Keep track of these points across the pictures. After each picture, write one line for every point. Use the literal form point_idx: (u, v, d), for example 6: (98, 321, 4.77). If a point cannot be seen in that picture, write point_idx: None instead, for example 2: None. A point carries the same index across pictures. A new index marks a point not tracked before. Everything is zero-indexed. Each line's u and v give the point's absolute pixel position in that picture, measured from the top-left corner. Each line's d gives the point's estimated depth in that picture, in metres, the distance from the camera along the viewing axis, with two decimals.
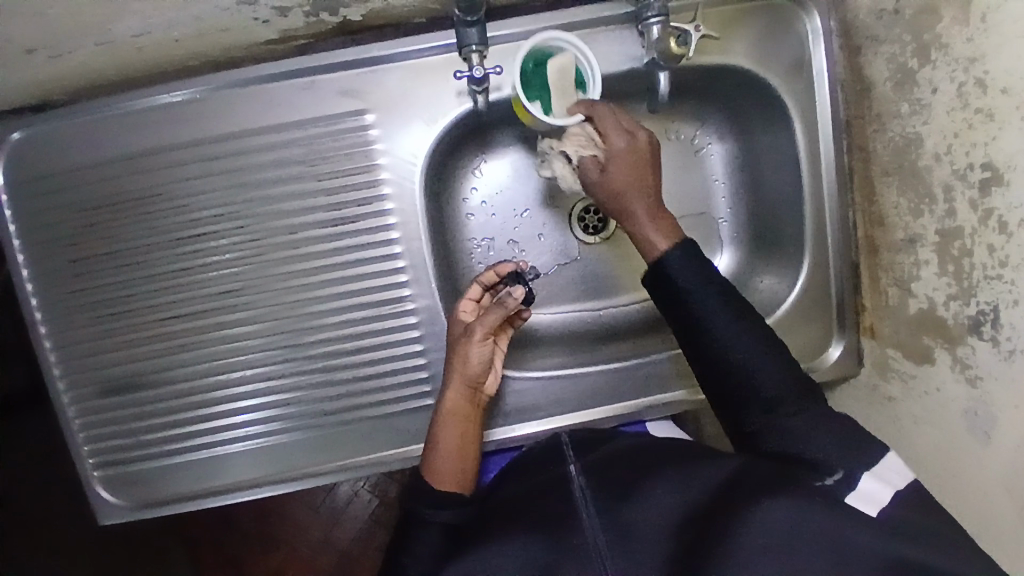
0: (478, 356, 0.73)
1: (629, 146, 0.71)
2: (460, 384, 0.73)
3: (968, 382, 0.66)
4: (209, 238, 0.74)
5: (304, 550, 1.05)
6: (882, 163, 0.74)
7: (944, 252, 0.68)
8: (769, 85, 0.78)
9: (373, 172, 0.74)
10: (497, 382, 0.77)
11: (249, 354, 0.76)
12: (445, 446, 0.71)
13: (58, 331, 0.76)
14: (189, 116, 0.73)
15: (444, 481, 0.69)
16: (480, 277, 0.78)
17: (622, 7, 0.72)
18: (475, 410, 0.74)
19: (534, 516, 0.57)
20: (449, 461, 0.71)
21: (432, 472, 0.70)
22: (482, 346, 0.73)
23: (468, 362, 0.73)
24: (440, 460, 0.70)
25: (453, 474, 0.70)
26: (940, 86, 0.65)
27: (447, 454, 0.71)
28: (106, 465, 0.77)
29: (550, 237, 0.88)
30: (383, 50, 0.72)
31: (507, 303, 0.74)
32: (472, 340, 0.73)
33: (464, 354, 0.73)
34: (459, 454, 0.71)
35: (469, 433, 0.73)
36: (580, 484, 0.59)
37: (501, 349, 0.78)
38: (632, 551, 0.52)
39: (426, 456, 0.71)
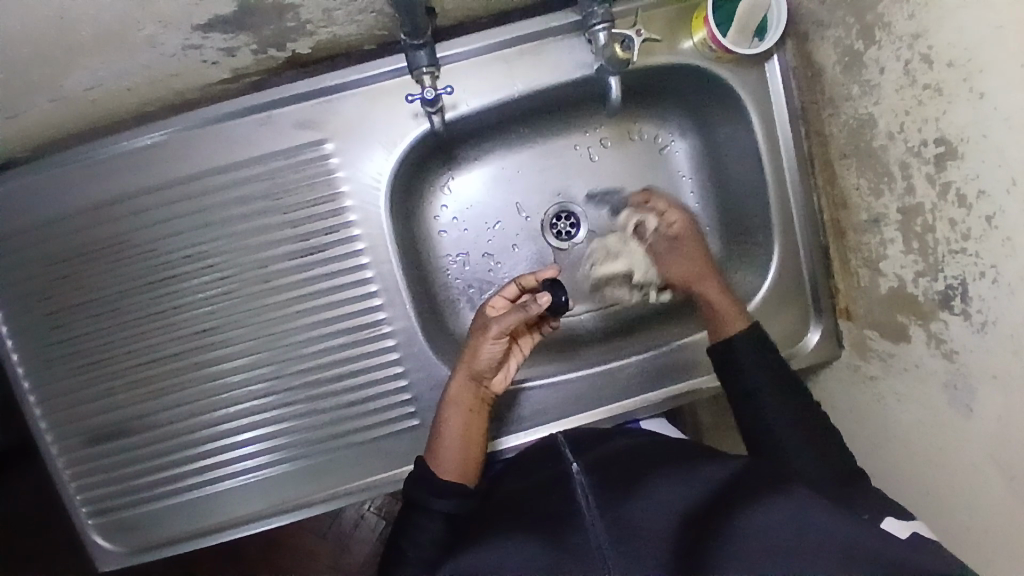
0: (489, 353, 0.72)
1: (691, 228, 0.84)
2: (468, 373, 0.73)
3: (944, 357, 0.66)
4: (183, 279, 0.75)
5: None
6: (840, 147, 0.74)
7: (907, 229, 0.68)
8: (723, 79, 0.78)
9: (338, 200, 0.75)
10: (506, 380, 0.76)
11: (234, 389, 0.77)
12: (450, 433, 0.71)
13: (41, 384, 0.77)
14: (153, 160, 0.74)
15: (443, 467, 0.69)
16: (519, 278, 0.76)
17: (569, 16, 0.73)
18: (480, 405, 0.74)
19: (527, 520, 0.57)
20: (451, 449, 0.70)
21: (434, 456, 0.70)
22: (496, 342, 0.72)
23: (481, 355, 0.72)
24: (442, 446, 0.71)
25: (454, 464, 0.70)
26: (887, 65, 0.65)
27: (449, 441, 0.71)
28: (100, 513, 0.78)
29: (524, 247, 0.88)
30: (335, 79, 0.73)
31: (529, 308, 0.70)
32: (486, 335, 0.72)
33: (476, 348, 0.72)
34: (463, 444, 0.71)
35: (473, 425, 0.72)
36: (582, 482, 0.59)
37: (519, 348, 0.77)
38: (633, 547, 0.52)
39: (431, 440, 0.72)
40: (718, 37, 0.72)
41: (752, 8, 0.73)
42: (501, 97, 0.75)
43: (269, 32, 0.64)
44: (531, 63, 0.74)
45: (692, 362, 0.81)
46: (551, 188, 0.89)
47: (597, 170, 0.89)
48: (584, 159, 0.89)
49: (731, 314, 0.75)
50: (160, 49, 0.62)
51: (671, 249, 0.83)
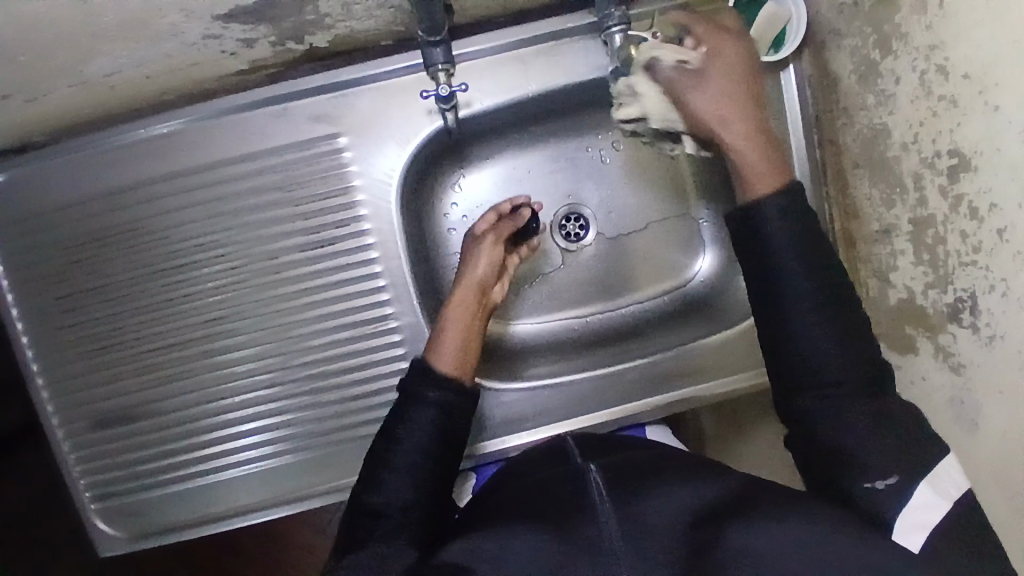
0: (486, 259, 0.76)
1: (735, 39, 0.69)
2: (470, 284, 0.75)
3: (952, 370, 0.66)
4: (192, 268, 0.76)
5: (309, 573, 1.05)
6: (853, 156, 0.74)
7: (918, 240, 0.68)
8: None
9: (349, 194, 0.75)
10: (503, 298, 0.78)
11: (240, 379, 0.77)
12: (452, 330, 0.72)
13: (49, 367, 0.77)
14: (168, 149, 0.74)
15: (446, 361, 0.69)
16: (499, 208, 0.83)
17: (584, 19, 0.73)
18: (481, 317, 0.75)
19: (537, 512, 0.56)
20: (452, 345, 0.71)
21: (437, 354, 0.70)
22: (494, 254, 0.76)
23: (479, 267, 0.75)
24: (443, 347, 0.71)
25: (456, 359, 0.70)
26: (902, 76, 0.65)
27: (451, 339, 0.71)
28: (103, 498, 0.78)
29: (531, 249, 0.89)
30: (351, 74, 0.73)
31: (518, 219, 0.80)
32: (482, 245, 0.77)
33: (472, 259, 0.76)
34: (463, 335, 0.72)
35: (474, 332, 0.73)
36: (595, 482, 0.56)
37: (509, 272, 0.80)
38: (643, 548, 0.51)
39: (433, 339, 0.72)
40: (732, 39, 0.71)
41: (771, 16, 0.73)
42: (514, 96, 0.75)
43: (288, 24, 0.65)
44: (545, 65, 0.75)
45: (696, 368, 0.81)
46: (561, 189, 0.89)
47: (607, 173, 0.89)
48: (598, 161, 0.89)
49: (761, 173, 0.65)
50: (181, 38, 0.62)
51: (695, 82, 0.68)
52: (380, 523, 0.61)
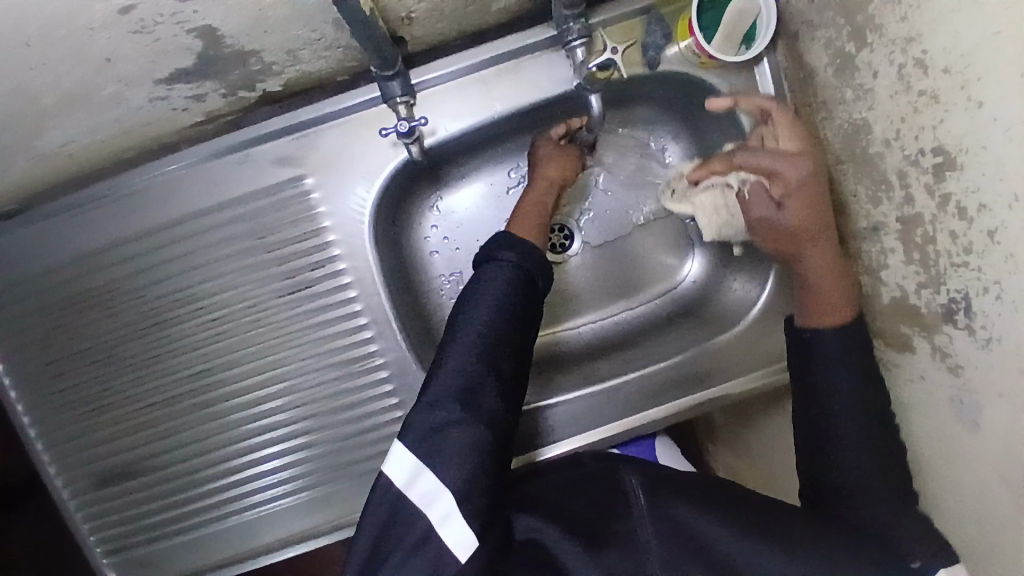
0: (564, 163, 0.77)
1: (811, 175, 0.67)
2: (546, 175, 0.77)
3: (949, 371, 0.64)
4: (174, 323, 0.75)
5: None
6: (836, 151, 0.71)
7: (908, 239, 0.65)
8: (711, 86, 0.74)
9: (321, 235, 0.74)
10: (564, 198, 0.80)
11: (234, 427, 0.77)
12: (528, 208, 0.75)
13: (47, 432, 0.78)
14: (135, 207, 0.73)
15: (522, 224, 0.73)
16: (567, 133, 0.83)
17: (545, 32, 0.70)
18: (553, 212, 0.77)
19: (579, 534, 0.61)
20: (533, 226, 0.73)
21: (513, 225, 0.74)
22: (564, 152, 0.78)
23: (553, 161, 0.77)
24: (523, 224, 0.73)
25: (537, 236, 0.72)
26: (880, 70, 0.62)
27: (530, 220, 0.74)
28: (115, 552, 0.80)
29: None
30: (311, 113, 0.72)
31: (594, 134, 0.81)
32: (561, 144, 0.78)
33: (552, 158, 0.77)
34: (538, 212, 0.74)
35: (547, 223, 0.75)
36: (638, 491, 0.64)
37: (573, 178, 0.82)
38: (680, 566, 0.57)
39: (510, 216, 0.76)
40: (702, 44, 0.67)
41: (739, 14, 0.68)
42: (480, 120, 0.73)
43: (235, 76, 0.63)
44: (509, 83, 0.72)
45: (691, 378, 0.79)
46: None
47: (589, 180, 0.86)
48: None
49: (837, 301, 0.68)
50: (127, 102, 0.61)
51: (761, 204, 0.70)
52: (440, 386, 0.61)
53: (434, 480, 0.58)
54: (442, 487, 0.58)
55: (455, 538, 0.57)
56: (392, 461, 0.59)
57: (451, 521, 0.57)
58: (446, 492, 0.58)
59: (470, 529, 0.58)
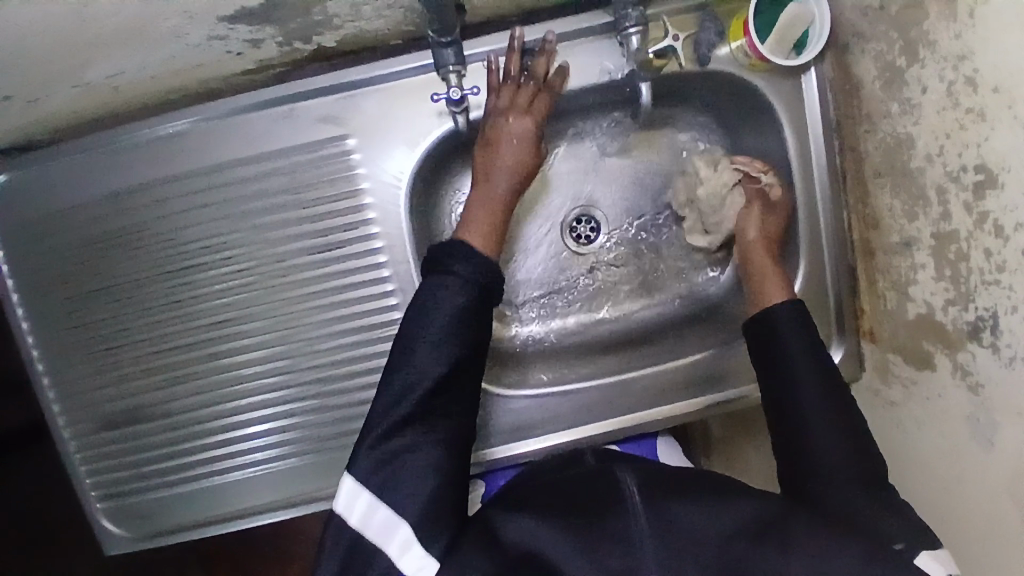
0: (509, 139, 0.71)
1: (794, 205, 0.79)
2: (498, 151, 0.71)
3: (969, 388, 0.65)
4: (197, 270, 0.75)
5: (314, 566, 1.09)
6: (874, 164, 0.71)
7: (940, 254, 0.66)
8: (756, 89, 0.75)
9: (357, 197, 0.74)
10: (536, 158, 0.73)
11: (246, 382, 0.76)
12: (486, 199, 0.71)
13: (56, 368, 0.77)
14: (172, 149, 0.73)
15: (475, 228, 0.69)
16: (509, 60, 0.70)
17: (602, 17, 0.70)
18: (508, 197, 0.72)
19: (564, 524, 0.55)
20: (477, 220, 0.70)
21: (468, 231, 0.69)
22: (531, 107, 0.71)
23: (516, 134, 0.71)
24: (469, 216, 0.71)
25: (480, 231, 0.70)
26: (929, 85, 0.63)
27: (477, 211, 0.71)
28: (110, 497, 0.79)
29: (533, 258, 0.87)
30: (359, 74, 0.72)
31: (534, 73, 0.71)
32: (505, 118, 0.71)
33: (497, 137, 0.71)
34: (488, 214, 0.71)
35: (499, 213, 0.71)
36: (635, 491, 0.57)
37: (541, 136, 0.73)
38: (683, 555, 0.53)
39: (462, 214, 0.72)
40: (756, 45, 0.68)
41: (793, 18, 0.69)
42: None
43: (295, 25, 0.63)
44: (558, 65, 0.72)
45: (706, 377, 0.80)
46: (575, 192, 0.87)
47: (621, 176, 0.87)
48: (592, 163, 0.87)
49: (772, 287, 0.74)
50: (185, 39, 0.61)
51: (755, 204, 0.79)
52: (387, 417, 0.61)
53: (391, 512, 0.59)
54: (400, 525, 0.59)
55: (414, 568, 0.57)
56: (347, 497, 0.60)
57: (411, 550, 0.58)
58: (403, 524, 0.59)
59: (431, 554, 0.58)
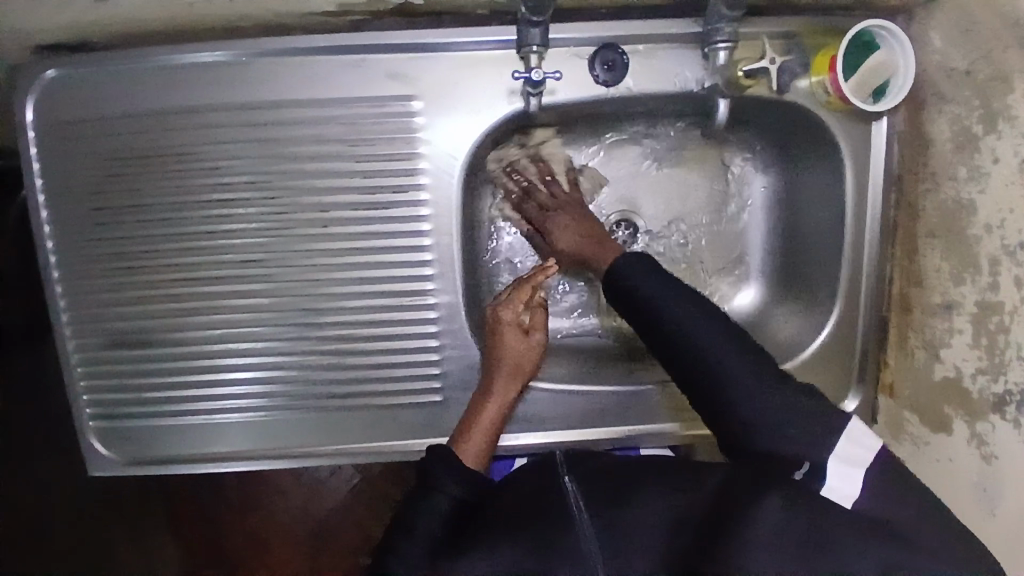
0: (511, 343, 0.73)
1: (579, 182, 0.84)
2: (502, 399, 0.72)
3: (983, 458, 0.65)
4: (234, 205, 0.73)
5: (278, 515, 1.10)
6: (929, 224, 0.72)
7: (980, 323, 0.66)
8: (826, 128, 0.75)
9: (412, 161, 0.72)
10: (536, 354, 0.74)
11: (263, 327, 0.75)
12: (482, 420, 0.71)
13: (72, 278, 0.75)
14: (231, 78, 0.70)
15: (470, 458, 0.70)
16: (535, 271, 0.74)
17: (692, 27, 0.70)
18: (509, 394, 0.73)
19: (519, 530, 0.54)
20: (474, 440, 0.70)
21: (463, 446, 0.70)
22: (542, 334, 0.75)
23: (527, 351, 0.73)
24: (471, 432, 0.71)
25: (476, 449, 0.70)
26: (1002, 157, 0.63)
27: (476, 432, 0.71)
28: (104, 418, 0.77)
29: None
30: (437, 36, 0.70)
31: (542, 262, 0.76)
32: (500, 339, 0.73)
33: (499, 349, 0.73)
34: (489, 435, 0.71)
35: (499, 406, 0.72)
36: (577, 495, 0.56)
37: (534, 344, 0.74)
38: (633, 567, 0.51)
39: (461, 426, 0.72)
40: (840, 82, 0.68)
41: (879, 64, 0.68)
42: (609, 93, 0.71)
43: None
44: (638, 65, 0.71)
45: None
46: (620, 194, 0.86)
47: (669, 187, 0.87)
48: (643, 169, 0.86)
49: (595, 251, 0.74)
50: None
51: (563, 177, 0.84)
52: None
53: None
54: None
55: None
56: None
57: None
58: None
59: None
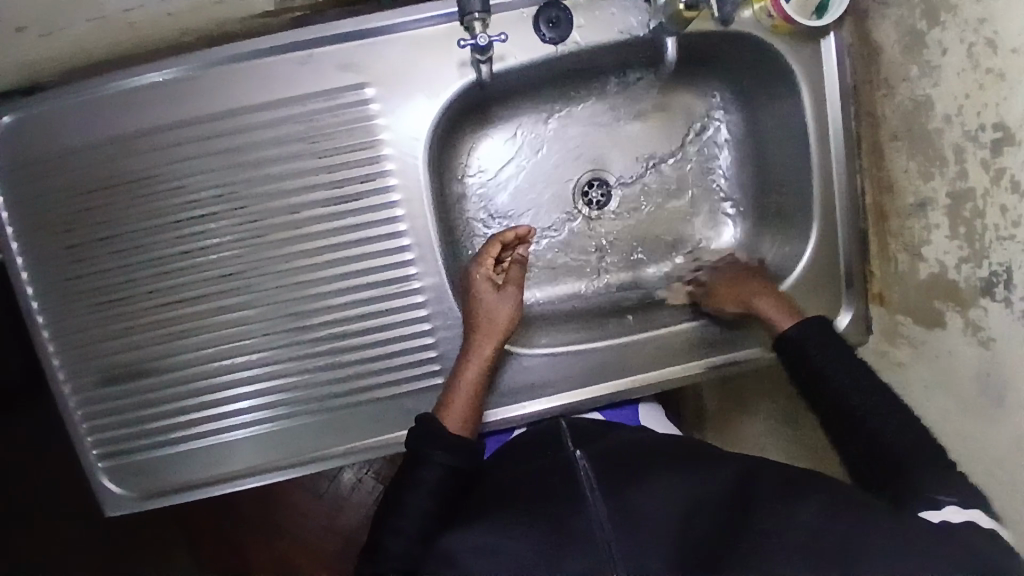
0: (486, 297, 0.74)
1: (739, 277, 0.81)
2: (481, 359, 0.72)
3: (980, 345, 0.65)
4: (207, 219, 0.73)
5: (301, 536, 1.09)
6: (892, 128, 0.73)
7: (955, 214, 0.66)
8: (775, 52, 0.75)
9: (376, 148, 0.73)
10: (511, 312, 0.74)
11: (255, 337, 0.75)
12: (463, 381, 0.72)
13: (57, 319, 0.74)
14: (184, 94, 0.71)
15: (454, 423, 0.70)
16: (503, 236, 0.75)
17: None
18: (490, 351, 0.72)
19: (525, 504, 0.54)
20: (457, 404, 0.71)
21: (446, 410, 0.71)
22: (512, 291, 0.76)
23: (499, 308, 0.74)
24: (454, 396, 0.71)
25: (459, 412, 0.71)
26: (950, 48, 0.63)
27: (459, 395, 0.71)
28: (111, 455, 0.76)
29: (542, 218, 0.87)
30: (380, 21, 0.70)
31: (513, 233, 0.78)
32: (475, 294, 0.75)
33: (473, 306, 0.74)
34: (472, 396, 0.71)
35: (479, 365, 0.72)
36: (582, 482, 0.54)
37: (508, 301, 0.75)
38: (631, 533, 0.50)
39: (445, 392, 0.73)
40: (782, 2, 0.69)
41: None
42: (556, 51, 0.72)
43: None
44: (583, 18, 0.72)
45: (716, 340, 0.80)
46: (586, 154, 0.87)
47: (634, 141, 0.88)
48: (604, 125, 0.87)
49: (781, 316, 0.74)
50: None
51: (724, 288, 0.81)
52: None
53: None
54: None
55: None
56: None
57: None
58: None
59: None
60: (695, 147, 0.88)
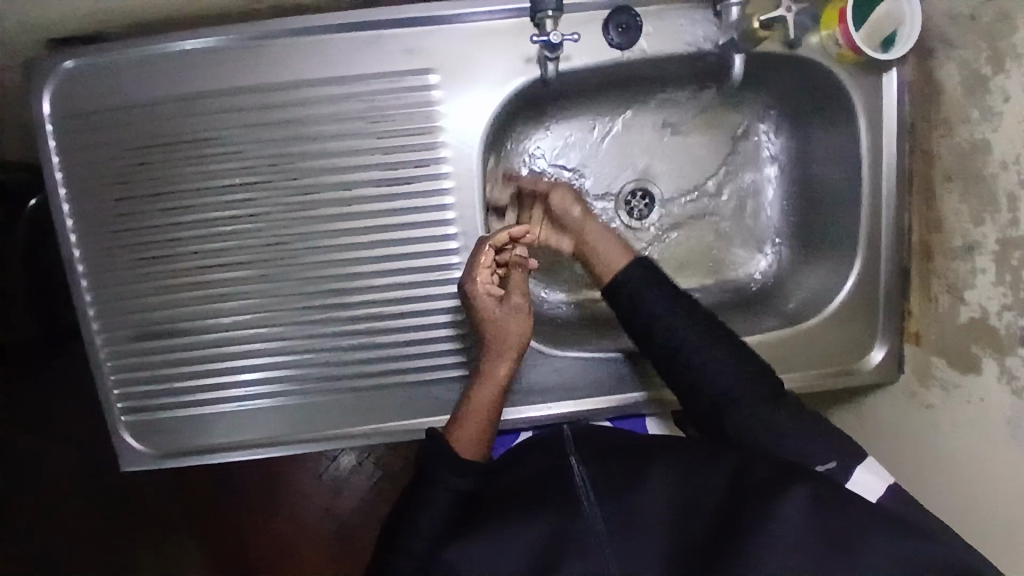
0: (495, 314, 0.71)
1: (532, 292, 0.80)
2: (497, 379, 0.71)
3: (1015, 393, 0.65)
4: (258, 187, 0.73)
5: (296, 513, 1.09)
6: (945, 168, 0.73)
7: (1002, 261, 0.66)
8: (836, 81, 0.76)
9: (433, 134, 0.73)
10: (520, 325, 0.72)
11: (291, 310, 0.75)
12: (478, 403, 0.71)
13: (97, 271, 0.75)
14: (249, 60, 0.71)
15: (468, 447, 0.69)
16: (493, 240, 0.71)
17: None
18: (504, 371, 0.72)
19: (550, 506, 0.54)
20: (470, 426, 0.70)
21: (459, 432, 0.70)
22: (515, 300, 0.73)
23: (509, 321, 0.71)
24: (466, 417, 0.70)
25: (472, 434, 0.69)
26: (1013, 94, 0.64)
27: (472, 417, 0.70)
28: (134, 411, 0.77)
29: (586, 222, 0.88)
30: (450, 8, 0.70)
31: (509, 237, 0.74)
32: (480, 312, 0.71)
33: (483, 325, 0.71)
34: (487, 416, 0.70)
35: (493, 386, 0.71)
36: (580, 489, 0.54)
37: (514, 314, 0.72)
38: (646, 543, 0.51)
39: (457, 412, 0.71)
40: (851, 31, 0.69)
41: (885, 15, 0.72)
42: (622, 57, 0.72)
43: None
44: (650, 27, 0.72)
45: None
46: (635, 163, 0.87)
47: (682, 154, 0.88)
48: (654, 135, 0.87)
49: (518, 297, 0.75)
50: None
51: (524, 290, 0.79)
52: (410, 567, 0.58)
53: None
54: None
55: None
56: None
57: None
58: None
59: None
60: (745, 164, 0.88)
